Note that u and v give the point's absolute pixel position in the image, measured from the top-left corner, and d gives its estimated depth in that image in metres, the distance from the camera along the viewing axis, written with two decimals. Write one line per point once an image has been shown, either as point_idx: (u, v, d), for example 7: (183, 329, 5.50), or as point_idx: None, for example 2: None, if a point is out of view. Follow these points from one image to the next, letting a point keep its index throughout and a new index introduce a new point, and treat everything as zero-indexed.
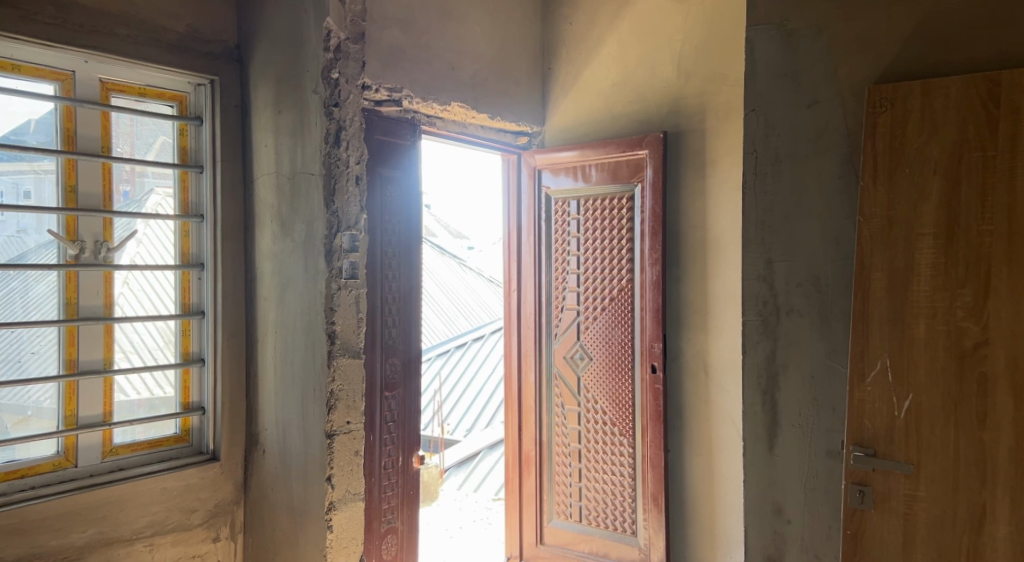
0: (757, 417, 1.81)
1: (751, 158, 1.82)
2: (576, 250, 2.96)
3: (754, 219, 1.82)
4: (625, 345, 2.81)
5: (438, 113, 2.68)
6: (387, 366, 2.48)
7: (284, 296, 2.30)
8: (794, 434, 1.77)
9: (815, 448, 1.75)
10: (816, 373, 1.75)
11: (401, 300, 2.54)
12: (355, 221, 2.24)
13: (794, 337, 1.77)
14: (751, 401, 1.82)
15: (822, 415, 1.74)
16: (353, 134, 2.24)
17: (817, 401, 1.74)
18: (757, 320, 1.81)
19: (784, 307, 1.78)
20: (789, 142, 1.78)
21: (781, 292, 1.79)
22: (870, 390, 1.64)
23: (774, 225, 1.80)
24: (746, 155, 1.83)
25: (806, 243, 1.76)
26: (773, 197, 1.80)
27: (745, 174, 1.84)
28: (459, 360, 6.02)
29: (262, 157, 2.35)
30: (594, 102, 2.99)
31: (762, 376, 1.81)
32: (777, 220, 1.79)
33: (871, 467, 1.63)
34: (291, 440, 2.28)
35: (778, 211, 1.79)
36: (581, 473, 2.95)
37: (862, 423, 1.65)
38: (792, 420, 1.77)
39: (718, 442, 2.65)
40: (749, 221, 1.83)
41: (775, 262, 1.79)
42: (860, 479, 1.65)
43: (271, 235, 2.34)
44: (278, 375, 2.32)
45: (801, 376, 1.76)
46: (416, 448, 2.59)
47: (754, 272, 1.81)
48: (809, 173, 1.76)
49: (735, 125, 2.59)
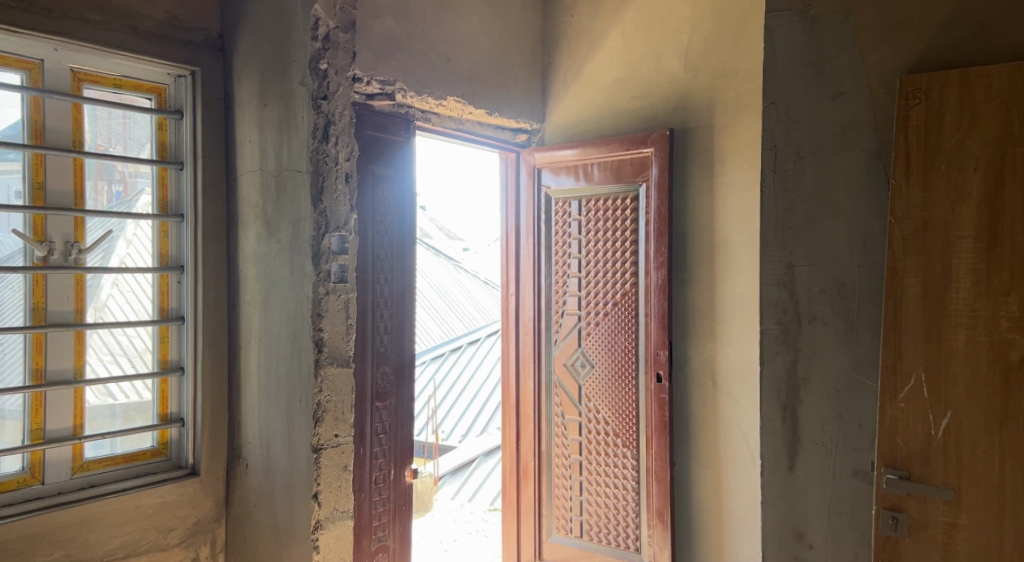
0: (776, 434, 1.69)
1: (770, 154, 1.70)
2: (577, 253, 2.83)
3: (773, 220, 1.70)
4: (628, 352, 2.69)
5: (432, 108, 2.55)
6: (379, 374, 2.35)
7: (268, 302, 2.17)
8: (816, 451, 1.64)
9: (840, 468, 1.62)
10: (841, 387, 1.62)
11: (393, 305, 2.40)
12: (344, 222, 2.13)
13: (816, 347, 1.65)
14: (768, 416, 1.69)
15: (847, 432, 1.61)
16: (342, 129, 2.13)
17: (842, 416, 1.62)
18: (776, 329, 1.68)
19: (806, 315, 1.66)
20: (812, 137, 1.65)
21: (802, 299, 1.66)
22: (903, 406, 1.52)
23: (795, 226, 1.67)
24: (765, 151, 1.70)
25: (829, 246, 1.64)
26: (794, 196, 1.67)
27: (764, 171, 1.71)
28: (454, 364, 5.88)
29: (246, 153, 2.22)
30: (596, 97, 2.86)
31: (782, 390, 1.68)
32: (798, 222, 1.67)
33: (906, 492, 1.50)
34: (276, 455, 2.15)
35: (800, 212, 1.67)
36: (581, 487, 2.82)
37: (894, 442, 1.52)
38: (814, 436, 1.64)
39: (727, 455, 2.52)
40: (768, 223, 1.70)
41: (796, 266, 1.67)
42: (893, 505, 1.52)
43: (255, 236, 2.21)
44: (262, 384, 2.19)
45: (824, 389, 1.64)
46: (408, 461, 2.46)
47: (773, 277, 1.69)
48: (834, 171, 1.63)
49: (745, 122, 2.46)
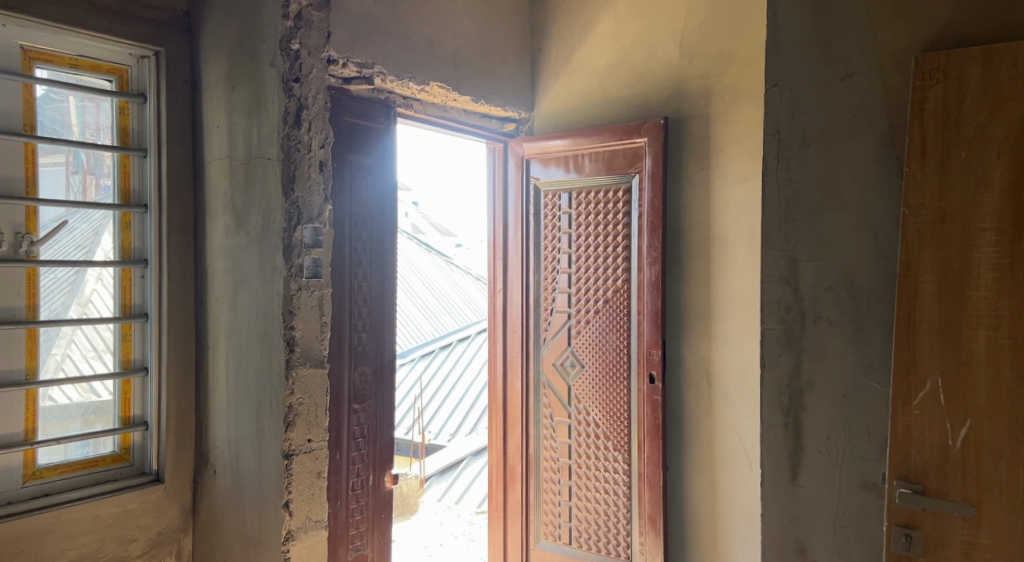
0: (778, 442, 1.57)
1: (773, 140, 1.58)
2: (567, 248, 2.71)
3: (776, 211, 1.58)
4: (620, 352, 2.57)
5: (414, 95, 2.44)
6: (357, 375, 2.24)
7: (237, 298, 2.05)
8: (821, 461, 1.53)
9: (847, 479, 1.50)
10: (847, 391, 1.50)
11: (372, 302, 2.28)
12: (318, 213, 2.00)
13: (821, 349, 1.53)
14: (770, 423, 1.58)
15: (854, 441, 1.50)
16: (316, 113, 2.00)
17: (849, 423, 1.50)
18: (778, 329, 1.57)
19: (810, 314, 1.54)
20: (817, 122, 1.54)
21: (807, 297, 1.54)
22: (917, 414, 1.41)
23: (799, 218, 1.55)
24: (767, 138, 1.58)
25: (837, 239, 1.52)
26: (799, 185, 1.55)
27: (766, 158, 1.59)
28: (443, 362, 5.76)
29: (214, 139, 2.09)
30: (588, 84, 2.73)
31: (785, 394, 1.56)
32: (802, 214, 1.55)
33: (920, 507, 1.39)
34: (245, 461, 2.02)
35: (805, 202, 1.55)
36: (571, 492, 2.70)
37: (908, 453, 1.41)
38: (819, 445, 1.52)
39: (722, 461, 2.41)
40: (771, 214, 1.58)
41: (801, 261, 1.55)
42: (906, 521, 1.41)
43: (223, 228, 2.08)
44: (231, 385, 2.06)
45: (830, 394, 1.52)
46: (388, 466, 2.35)
47: (776, 273, 1.57)
48: (842, 158, 1.51)
49: (744, 111, 2.35)
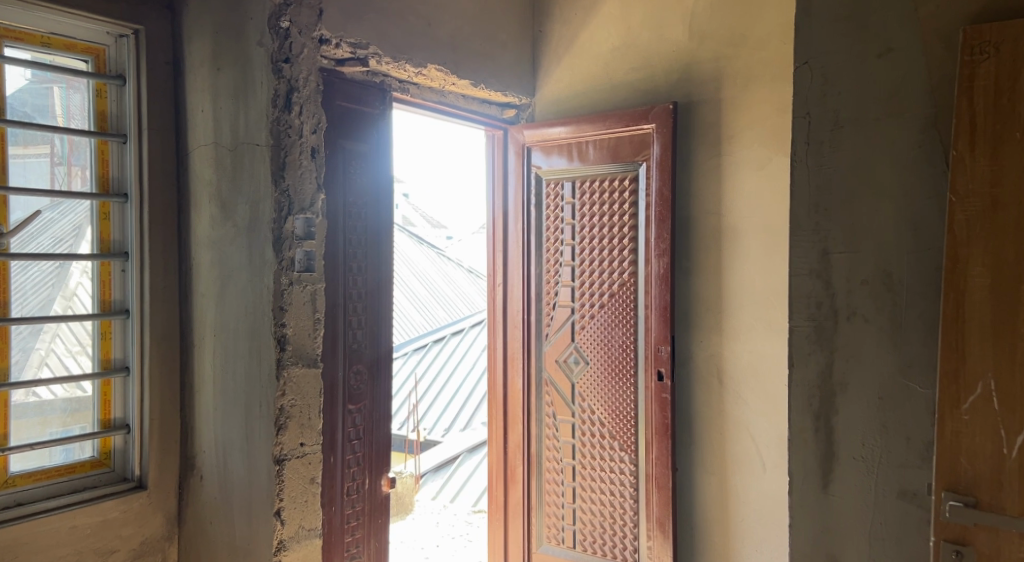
0: (807, 448, 1.47)
1: (803, 123, 1.47)
2: (570, 240, 2.60)
3: (806, 199, 1.47)
4: (626, 348, 2.46)
5: (411, 78, 2.33)
6: (352, 374, 2.12)
7: (225, 294, 1.93)
8: (855, 468, 1.43)
9: (884, 488, 1.40)
10: (884, 393, 1.40)
11: (368, 297, 2.17)
12: (310, 203, 1.90)
13: (855, 348, 1.42)
14: (799, 427, 1.47)
15: (892, 447, 1.40)
16: (308, 96, 1.90)
17: (887, 428, 1.40)
18: (808, 326, 1.46)
19: (844, 311, 1.43)
20: (852, 104, 1.43)
21: (839, 291, 1.44)
22: (968, 419, 1.30)
23: (831, 207, 1.45)
24: (796, 120, 1.47)
25: (873, 229, 1.41)
26: (831, 171, 1.45)
27: (795, 141, 1.48)
28: (436, 356, 5.64)
29: (199, 124, 1.96)
30: (592, 68, 2.61)
31: (816, 396, 1.46)
32: (834, 202, 1.45)
33: (972, 522, 1.29)
34: (235, 466, 1.91)
35: (838, 189, 1.44)
36: (574, 494, 2.60)
37: (958, 462, 1.31)
38: (852, 450, 1.42)
39: (734, 461, 2.31)
40: (801, 202, 1.47)
41: (833, 254, 1.44)
42: (956, 537, 1.31)
43: (209, 219, 1.95)
44: (219, 386, 1.94)
45: (865, 396, 1.41)
46: (385, 470, 2.24)
47: (806, 265, 1.46)
48: (879, 142, 1.40)
49: (758, 95, 2.23)
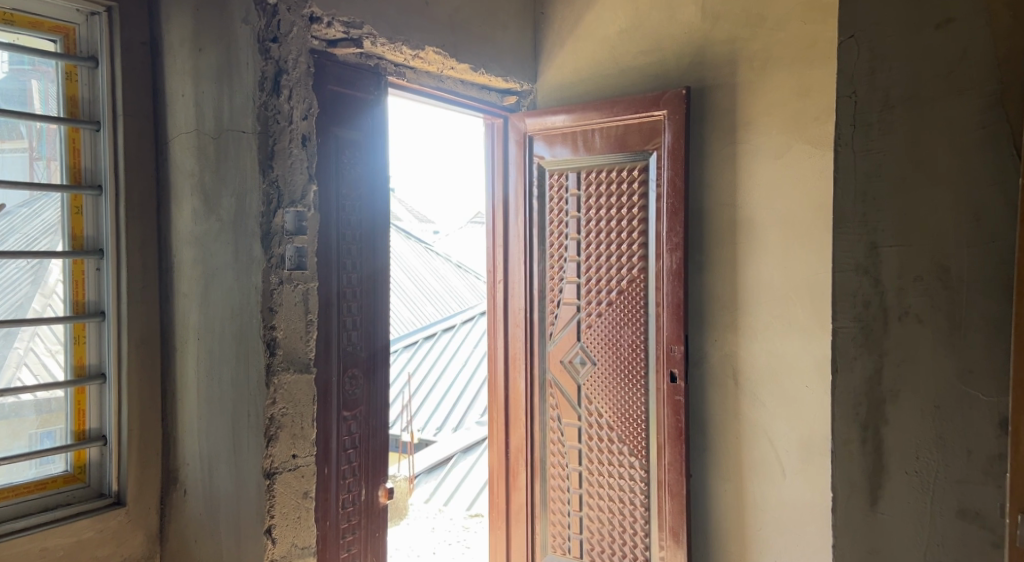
0: (854, 462, 1.31)
1: (848, 103, 1.31)
2: (575, 234, 2.46)
3: (851, 188, 1.31)
4: (636, 348, 2.33)
5: (407, 62, 2.18)
6: (346, 379, 1.98)
7: (209, 295, 1.78)
8: (907, 483, 1.28)
9: (940, 507, 1.26)
10: (941, 402, 1.25)
11: (363, 297, 2.03)
12: (302, 195, 1.77)
13: (907, 351, 1.27)
14: (844, 438, 1.32)
15: (950, 461, 1.25)
16: (297, 79, 1.75)
17: (943, 440, 1.25)
18: (855, 327, 1.30)
19: (895, 310, 1.28)
20: (905, 82, 1.27)
21: (889, 290, 1.28)
22: None
23: (881, 196, 1.29)
24: (842, 100, 1.31)
25: (929, 218, 1.26)
26: (881, 155, 1.29)
27: (839, 123, 1.32)
28: (427, 353, 5.51)
29: (178, 110, 1.80)
30: (597, 51, 2.47)
31: (863, 404, 1.30)
32: (885, 190, 1.29)
33: None
34: (222, 481, 1.77)
35: (890, 175, 1.28)
36: (580, 502, 2.48)
37: None
38: (905, 465, 1.28)
39: (750, 467, 2.20)
40: (847, 191, 1.31)
41: (883, 247, 1.29)
42: None
43: (191, 213, 1.80)
44: (203, 393, 1.80)
45: (920, 405, 1.26)
46: (383, 480, 2.10)
47: (852, 260, 1.30)
48: (936, 123, 1.25)
49: (777, 78, 2.11)
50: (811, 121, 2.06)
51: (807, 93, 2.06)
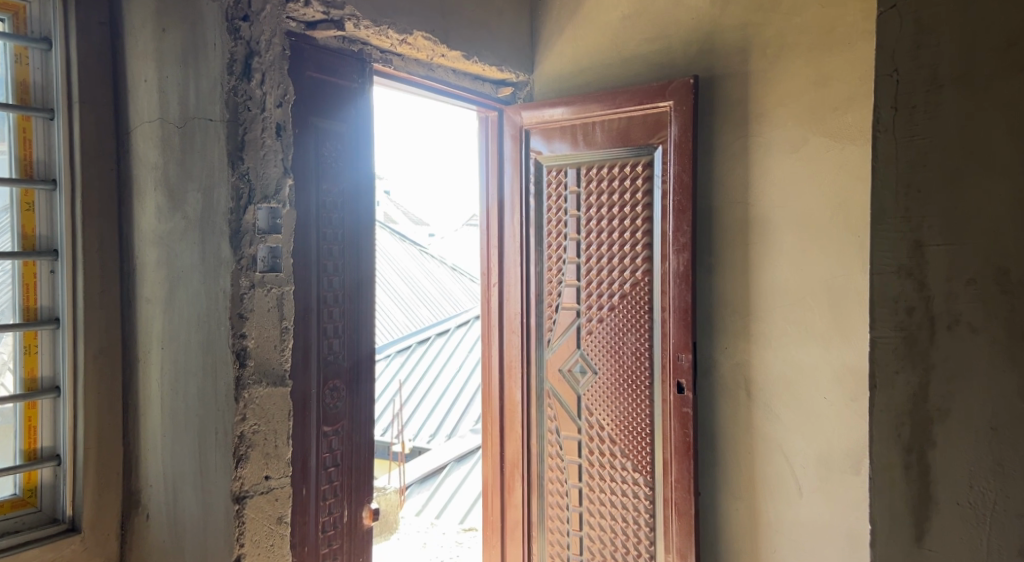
0: (896, 490, 1.14)
1: (889, 83, 1.13)
2: (574, 234, 2.31)
3: (892, 178, 1.13)
4: (640, 356, 2.18)
5: (393, 48, 2.02)
6: (327, 391, 1.82)
7: (174, 300, 1.62)
8: (960, 515, 1.10)
9: (999, 544, 1.08)
10: (1000, 424, 1.07)
11: (346, 302, 1.87)
12: (276, 190, 1.61)
13: (959, 366, 1.09)
14: (884, 463, 1.15)
15: (1010, 491, 1.07)
16: (271, 62, 1.59)
17: (1002, 467, 1.08)
18: (897, 337, 1.13)
19: (944, 318, 1.10)
20: (956, 57, 1.09)
21: (937, 294, 1.10)
22: None
23: (927, 188, 1.11)
24: (881, 79, 1.13)
25: (984, 212, 1.07)
26: (927, 140, 1.11)
27: (878, 105, 1.14)
28: (421, 358, 5.36)
29: (141, 97, 1.64)
30: (598, 39, 2.32)
31: (906, 425, 1.13)
32: (932, 181, 1.11)
33: None
34: (187, 504, 1.61)
35: (937, 163, 1.10)
36: (580, 521, 2.32)
37: None
38: (956, 495, 1.10)
39: (763, 485, 2.05)
40: (888, 181, 1.13)
41: (929, 246, 1.11)
42: None
43: (154, 211, 1.64)
44: (168, 407, 1.64)
45: (973, 426, 1.09)
46: (367, 500, 1.94)
47: (893, 260, 1.13)
48: (992, 104, 1.07)
49: (793, 65, 1.96)
50: (829, 112, 1.91)
51: (825, 81, 1.91)
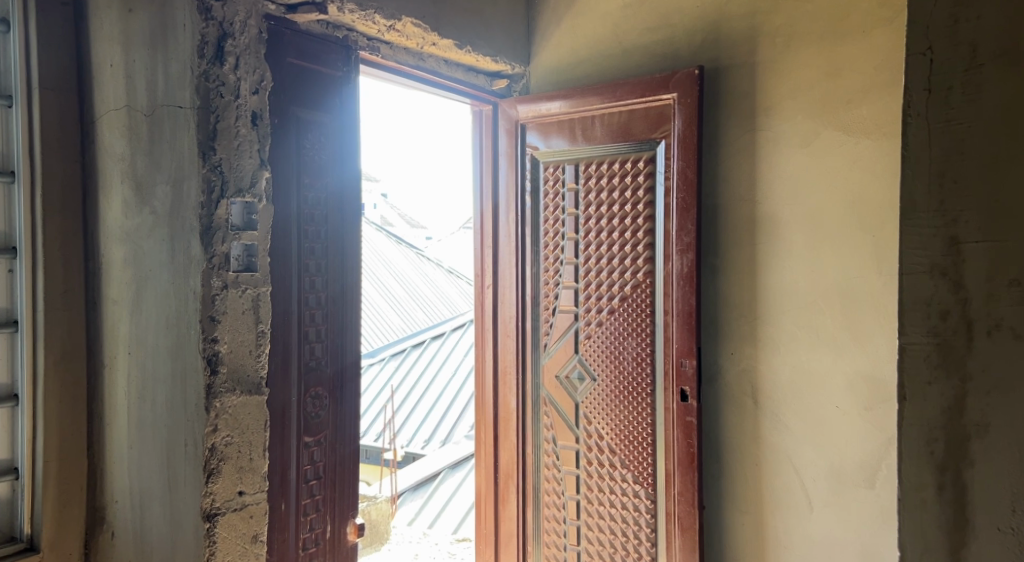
0: (928, 514, 1.02)
1: (921, 63, 1.02)
2: (572, 233, 2.19)
3: (925, 168, 1.02)
4: (641, 361, 2.07)
5: (381, 35, 1.91)
6: (309, 399, 1.70)
7: (141, 302, 1.51)
8: (1000, 542, 0.99)
9: None
10: None
11: (329, 304, 1.75)
12: (251, 184, 1.50)
13: (1001, 377, 0.98)
14: (915, 482, 1.03)
15: None
16: (246, 45, 1.49)
17: None
18: (931, 344, 1.02)
19: (984, 323, 0.99)
20: (997, 33, 0.97)
21: (976, 296, 0.99)
22: None
23: (964, 179, 1.00)
24: (913, 58, 1.02)
25: None
26: (965, 126, 1.00)
27: (909, 87, 1.03)
28: (416, 362, 5.25)
29: (107, 84, 1.52)
30: (598, 30, 2.21)
31: (940, 441, 1.02)
32: (969, 171, 0.99)
33: None
34: (155, 522, 1.49)
35: (975, 151, 0.99)
36: (578, 535, 2.20)
37: None
38: (997, 520, 0.98)
39: (771, 498, 1.93)
40: (920, 171, 1.02)
41: (966, 243, 1.00)
42: None
43: (121, 205, 1.52)
44: (134, 417, 1.52)
45: (1016, 443, 0.98)
46: (353, 514, 1.82)
47: (926, 259, 1.02)
48: None
49: (803, 55, 1.85)
50: (842, 105, 1.80)
51: (837, 72, 1.81)
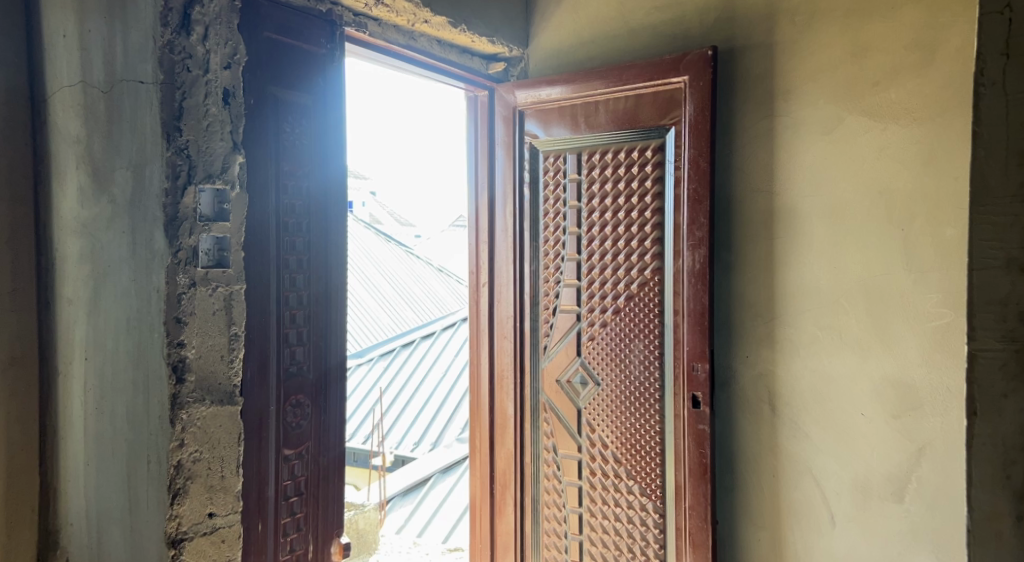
0: (1004, 548, 0.89)
1: (998, 23, 0.88)
2: (575, 227, 2.05)
3: (1000, 148, 0.89)
4: (649, 365, 1.92)
5: (369, 9, 1.75)
6: (289, 408, 1.54)
7: (99, 302, 1.34)
8: None
9: None
10: None
11: (312, 304, 1.59)
12: (222, 169, 1.35)
13: None
14: (989, 512, 0.90)
15: None
16: (215, 14, 1.34)
17: None
18: (1007, 349, 0.89)
19: None
20: None
21: None
22: None
23: None
24: (987, 18, 0.89)
25: None
26: None
27: (982, 54, 0.90)
28: (406, 362, 5.09)
29: (59, 57, 1.36)
30: (602, 9, 2.07)
31: (1018, 462, 0.89)
32: None
33: None
34: (115, 548, 1.33)
35: None
36: (580, 550, 2.06)
37: None
38: None
39: (789, 512, 1.80)
40: (994, 150, 0.90)
41: None
42: None
43: (76, 193, 1.36)
44: (91, 430, 1.36)
45: None
46: (338, 533, 1.66)
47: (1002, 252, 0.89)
48: None
49: (826, 34, 1.71)
50: (869, 88, 1.67)
51: (864, 52, 1.67)
